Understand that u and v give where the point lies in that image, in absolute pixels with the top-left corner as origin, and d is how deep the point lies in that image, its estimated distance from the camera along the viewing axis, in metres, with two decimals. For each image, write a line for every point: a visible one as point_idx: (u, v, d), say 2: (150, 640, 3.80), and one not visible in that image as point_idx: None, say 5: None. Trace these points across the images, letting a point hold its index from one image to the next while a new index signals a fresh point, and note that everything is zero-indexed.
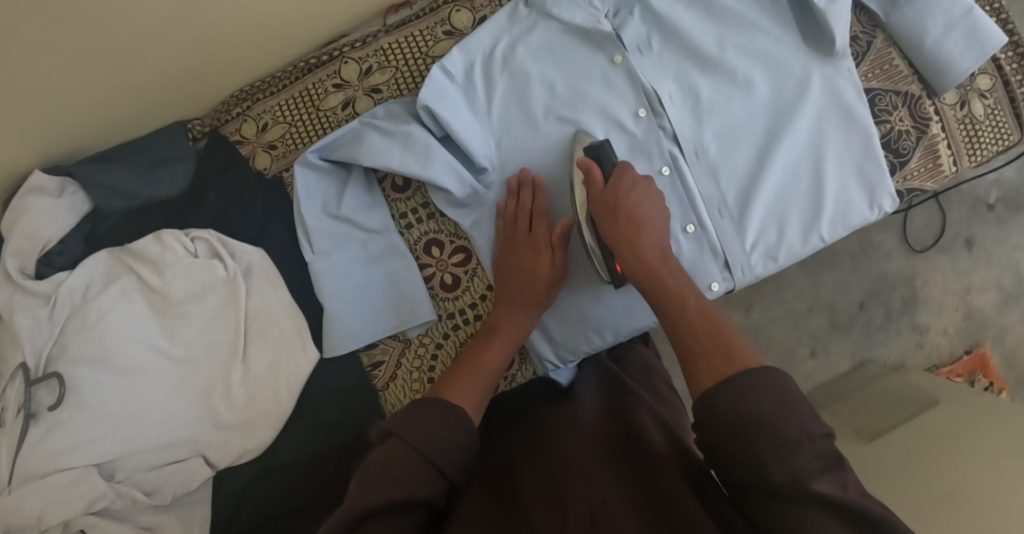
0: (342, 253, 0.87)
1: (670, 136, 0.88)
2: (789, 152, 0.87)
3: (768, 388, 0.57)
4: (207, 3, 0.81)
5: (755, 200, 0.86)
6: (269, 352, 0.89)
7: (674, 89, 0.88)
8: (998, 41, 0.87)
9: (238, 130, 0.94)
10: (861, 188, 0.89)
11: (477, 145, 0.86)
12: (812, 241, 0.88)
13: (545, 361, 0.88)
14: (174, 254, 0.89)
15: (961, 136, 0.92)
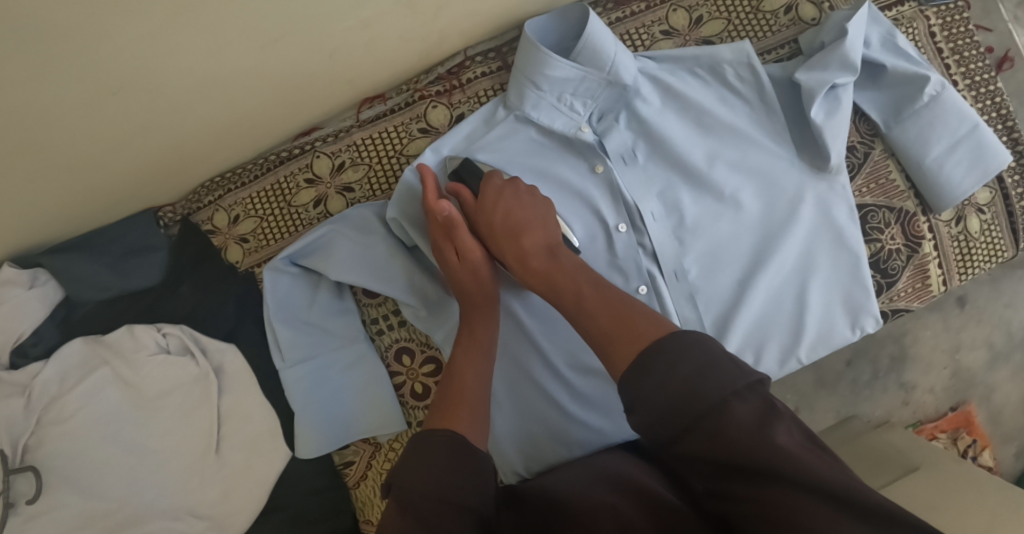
0: (313, 361, 0.86)
1: (649, 254, 0.85)
2: (774, 275, 0.85)
3: (673, 358, 0.56)
4: (175, 114, 0.77)
5: (733, 326, 0.84)
6: (242, 449, 0.91)
7: (658, 207, 0.85)
8: (1000, 163, 0.84)
9: (209, 219, 0.91)
10: (845, 312, 0.87)
11: None
12: (789, 364, 0.87)
13: (511, 473, 0.88)
14: (147, 350, 0.89)
15: (953, 254, 0.88)
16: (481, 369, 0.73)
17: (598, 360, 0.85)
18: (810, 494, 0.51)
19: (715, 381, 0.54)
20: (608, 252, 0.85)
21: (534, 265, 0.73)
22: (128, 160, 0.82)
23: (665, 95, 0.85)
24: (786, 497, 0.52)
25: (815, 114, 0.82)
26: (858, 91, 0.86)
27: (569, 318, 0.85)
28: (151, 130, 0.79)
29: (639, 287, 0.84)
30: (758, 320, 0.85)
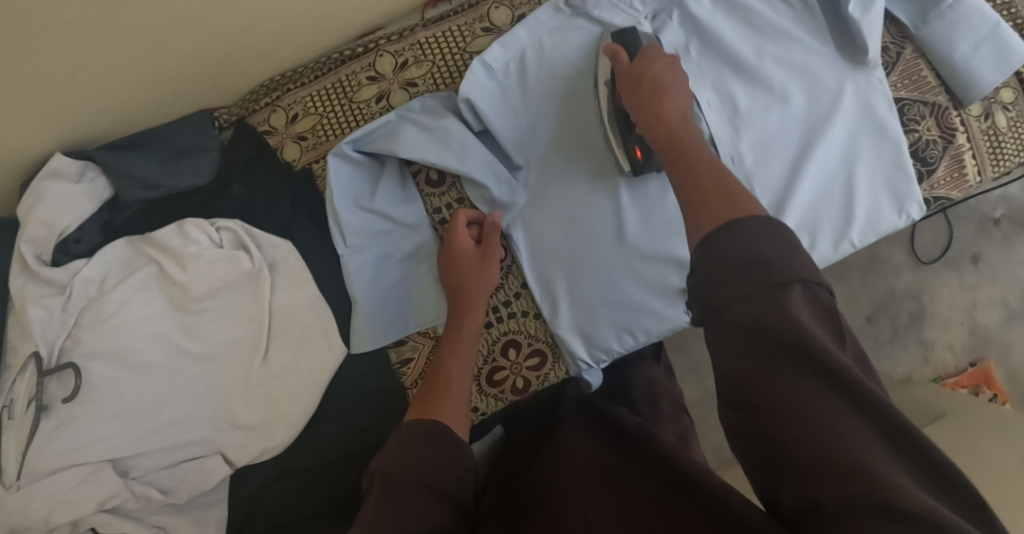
0: (375, 248, 0.86)
1: (706, 140, 0.87)
2: (823, 162, 0.87)
3: (750, 234, 0.50)
4: None
5: (788, 208, 0.86)
6: (292, 350, 0.87)
7: (711, 96, 0.87)
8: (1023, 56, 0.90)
9: (266, 120, 0.91)
10: (891, 199, 0.89)
11: (514, 142, 0.86)
12: (843, 247, 0.88)
13: (579, 361, 0.86)
14: (198, 245, 0.86)
15: (985, 147, 0.94)
16: (466, 364, 0.77)
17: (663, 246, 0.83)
18: (816, 384, 0.46)
19: (773, 286, 0.47)
20: None
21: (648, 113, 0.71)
22: (190, 49, 0.82)
23: None
24: (820, 377, 0.45)
25: (851, 10, 0.87)
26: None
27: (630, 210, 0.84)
28: (217, 15, 0.79)
29: None
30: (807, 206, 0.87)
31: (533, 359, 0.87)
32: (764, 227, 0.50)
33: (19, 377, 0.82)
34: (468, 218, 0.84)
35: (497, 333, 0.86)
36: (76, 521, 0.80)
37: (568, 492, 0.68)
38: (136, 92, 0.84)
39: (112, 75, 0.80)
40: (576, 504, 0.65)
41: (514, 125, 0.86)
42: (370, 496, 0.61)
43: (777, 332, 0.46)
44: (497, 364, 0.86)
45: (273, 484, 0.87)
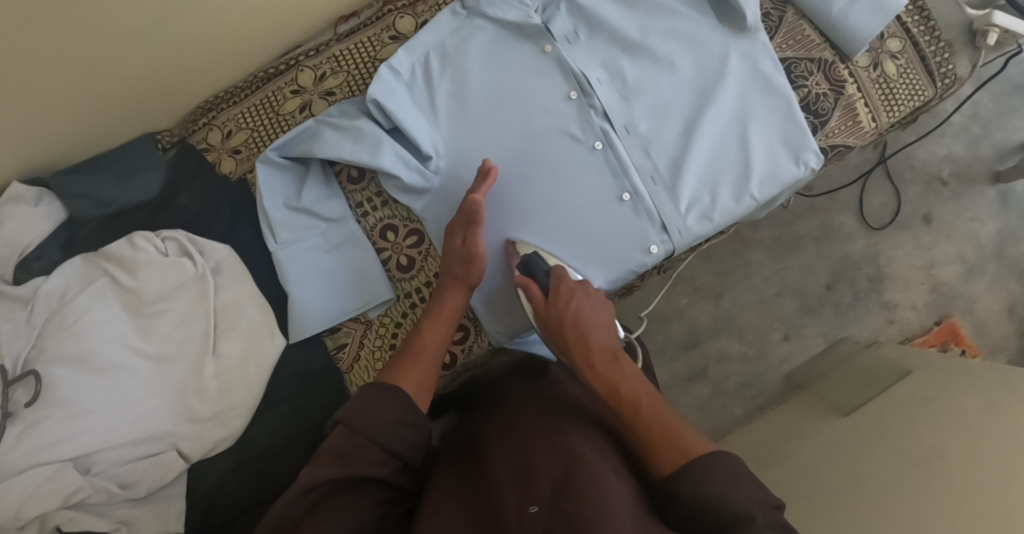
0: (304, 243, 0.93)
1: (601, 114, 0.93)
2: (716, 122, 0.93)
3: (710, 468, 0.62)
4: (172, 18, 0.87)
5: (685, 167, 0.91)
6: (239, 343, 0.94)
7: (602, 74, 0.94)
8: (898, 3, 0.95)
9: (204, 139, 1.00)
10: (788, 151, 0.94)
11: (423, 134, 0.92)
12: (744, 201, 0.92)
13: (498, 333, 0.92)
14: (146, 254, 0.94)
15: (877, 94, 0.98)
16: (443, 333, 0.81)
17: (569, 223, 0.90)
18: None
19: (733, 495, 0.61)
20: (563, 117, 0.93)
21: (579, 348, 0.76)
22: (125, 74, 0.91)
23: None
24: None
25: None
26: None
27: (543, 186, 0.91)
28: (145, 41, 0.88)
29: (595, 142, 0.91)
30: (706, 164, 0.92)
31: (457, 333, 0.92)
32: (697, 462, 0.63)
33: None
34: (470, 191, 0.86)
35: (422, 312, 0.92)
36: (44, 517, 0.85)
37: (557, 427, 0.72)
38: (85, 117, 0.94)
39: (60, 101, 0.90)
40: (547, 456, 0.67)
41: (424, 117, 0.94)
42: (333, 436, 0.67)
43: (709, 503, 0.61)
44: None
45: (230, 475, 0.92)
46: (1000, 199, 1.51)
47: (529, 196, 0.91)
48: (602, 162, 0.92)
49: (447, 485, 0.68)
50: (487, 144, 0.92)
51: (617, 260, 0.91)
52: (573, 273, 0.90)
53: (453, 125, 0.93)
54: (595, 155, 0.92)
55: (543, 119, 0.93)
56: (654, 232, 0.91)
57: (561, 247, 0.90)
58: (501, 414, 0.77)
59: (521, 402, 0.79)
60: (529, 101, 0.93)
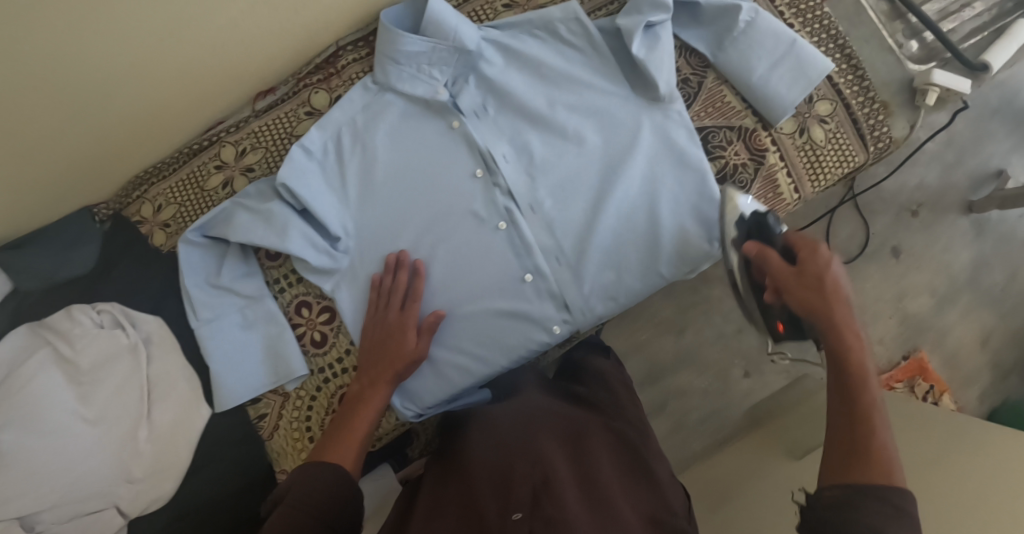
0: (223, 319, 0.96)
1: (506, 192, 0.93)
2: (623, 198, 0.92)
3: (899, 503, 0.60)
4: (98, 107, 0.91)
5: (589, 247, 0.91)
6: (171, 410, 0.99)
7: (508, 150, 0.93)
8: (823, 69, 0.93)
9: (138, 212, 1.05)
10: (700, 227, 0.92)
11: (332, 215, 0.94)
12: (651, 279, 0.92)
13: (407, 409, 0.92)
14: (83, 327, 1.00)
15: (801, 162, 0.95)
16: (376, 407, 0.83)
17: (472, 302, 0.92)
18: None
19: (890, 500, 0.60)
20: (468, 196, 0.93)
21: (834, 321, 0.70)
22: (58, 158, 0.95)
23: (505, 55, 0.95)
24: None
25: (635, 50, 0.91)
26: (685, 27, 0.97)
27: (446, 262, 0.93)
28: (69, 130, 0.92)
29: (498, 223, 0.92)
30: (613, 242, 0.92)
31: None
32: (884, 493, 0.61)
33: None
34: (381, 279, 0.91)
35: (334, 387, 0.96)
36: None
37: (541, 439, 0.76)
38: (27, 198, 0.98)
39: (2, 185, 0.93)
40: (527, 467, 0.71)
41: (335, 196, 0.96)
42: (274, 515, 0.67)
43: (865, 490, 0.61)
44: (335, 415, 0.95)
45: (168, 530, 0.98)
46: (975, 229, 1.52)
47: (433, 276, 0.93)
48: (506, 242, 0.92)
49: (432, 501, 0.73)
50: (396, 223, 0.95)
51: (520, 340, 0.92)
52: (475, 353, 0.92)
53: (364, 204, 0.95)
54: (501, 234, 0.92)
55: (450, 197, 0.94)
56: (558, 312, 0.91)
57: (462, 328, 0.92)
58: (479, 424, 0.83)
59: (501, 417, 0.83)
60: (437, 179, 0.94)
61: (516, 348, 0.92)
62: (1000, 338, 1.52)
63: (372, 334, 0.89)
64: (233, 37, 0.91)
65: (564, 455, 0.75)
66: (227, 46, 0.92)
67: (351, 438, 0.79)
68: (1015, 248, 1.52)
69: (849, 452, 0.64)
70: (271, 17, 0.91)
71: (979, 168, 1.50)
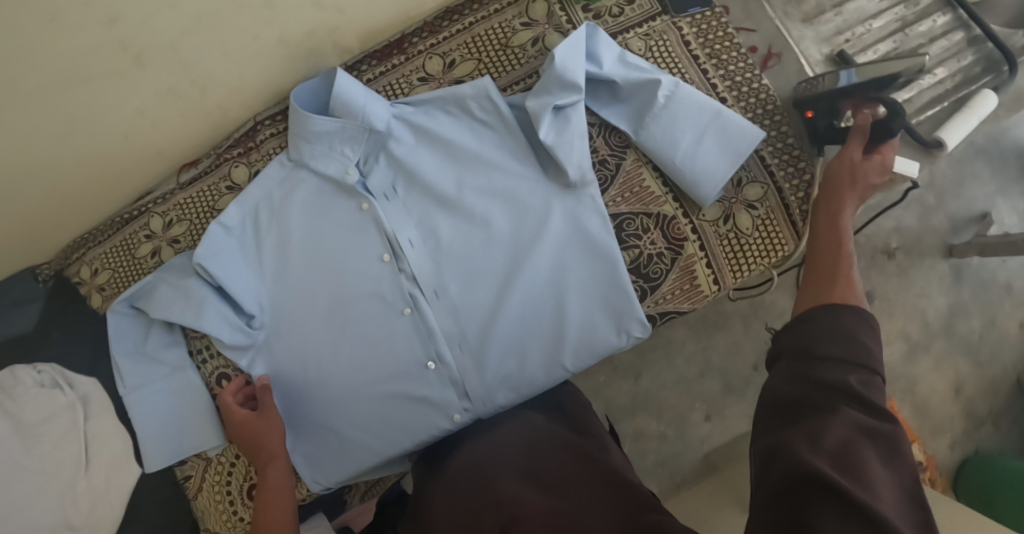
0: (148, 387, 1.01)
1: (412, 277, 0.94)
2: (527, 287, 0.91)
3: (855, 357, 0.65)
4: (33, 172, 0.96)
5: (490, 338, 0.92)
6: (106, 468, 1.04)
7: (415, 234, 0.93)
8: (754, 135, 0.88)
9: (77, 273, 1.10)
10: (608, 318, 0.91)
11: (246, 294, 0.95)
12: (554, 370, 0.93)
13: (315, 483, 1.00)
14: (24, 384, 1.04)
15: (723, 252, 0.92)
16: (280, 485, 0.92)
17: (378, 385, 0.95)
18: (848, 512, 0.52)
19: (846, 348, 0.66)
20: (374, 279, 0.94)
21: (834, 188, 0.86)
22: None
23: (416, 133, 0.94)
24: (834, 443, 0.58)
25: (543, 135, 0.87)
26: (603, 104, 0.92)
27: (353, 344, 0.95)
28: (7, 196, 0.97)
29: (403, 309, 0.93)
30: (518, 331, 0.92)
31: None
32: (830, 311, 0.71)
33: None
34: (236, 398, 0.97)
35: None
36: None
37: (501, 479, 0.79)
38: None
39: None
40: (492, 506, 0.74)
41: (247, 275, 0.97)
42: None
43: (841, 338, 0.67)
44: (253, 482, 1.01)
45: None
46: (953, 273, 1.49)
47: (340, 360, 0.95)
48: (411, 327, 0.94)
49: None
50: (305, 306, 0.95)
51: (425, 423, 0.95)
52: (379, 435, 0.96)
53: (275, 284, 0.96)
54: (407, 318, 0.94)
55: (359, 280, 0.94)
56: (467, 394, 0.94)
57: (369, 410, 0.95)
58: (442, 478, 0.87)
59: (460, 469, 0.86)
60: (342, 263, 0.95)
61: (421, 431, 0.95)
62: (974, 387, 1.48)
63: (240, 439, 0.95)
64: (142, 118, 0.95)
65: (524, 484, 0.77)
66: (137, 127, 0.96)
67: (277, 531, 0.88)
68: (993, 293, 1.49)
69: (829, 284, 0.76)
70: (181, 102, 0.95)
71: (963, 210, 1.48)
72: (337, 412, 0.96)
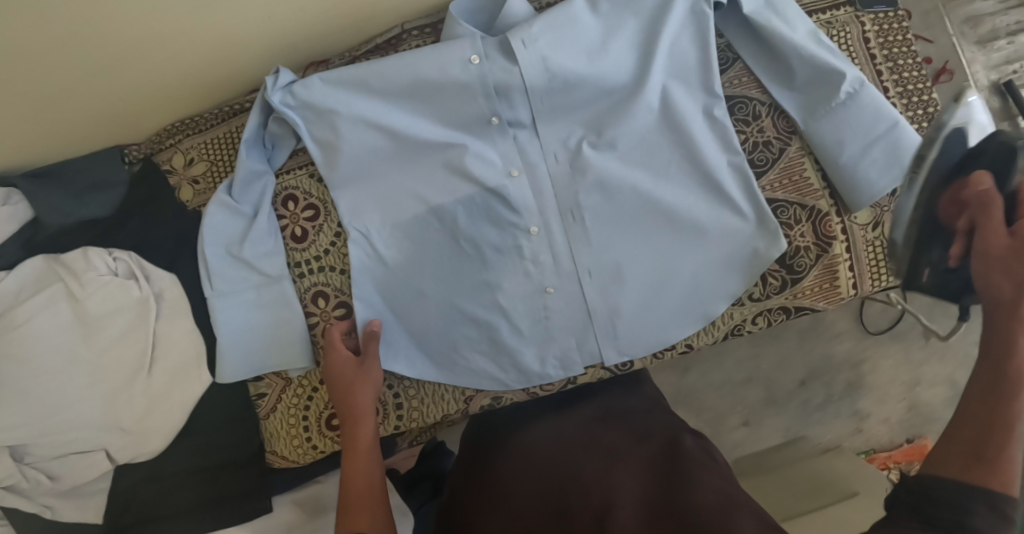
0: (237, 293, 0.93)
1: (545, 182, 0.88)
2: (665, 215, 0.88)
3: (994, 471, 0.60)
4: (165, 46, 0.88)
5: (622, 272, 0.87)
6: (168, 373, 0.98)
7: (558, 147, 0.88)
8: (919, 158, 0.87)
9: (169, 160, 1.00)
10: (744, 255, 0.88)
11: (348, 172, 0.89)
12: (686, 314, 0.88)
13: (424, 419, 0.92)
14: (95, 271, 0.97)
15: (867, 259, 0.91)
16: (368, 465, 0.79)
17: (485, 311, 0.88)
18: None
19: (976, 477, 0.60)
20: (502, 196, 0.88)
21: (1002, 291, 0.68)
22: (111, 90, 0.93)
23: None
24: None
25: (678, 59, 0.88)
26: (773, 85, 0.90)
27: (461, 260, 0.88)
28: (124, 61, 0.89)
29: (531, 226, 0.87)
30: (613, 224, 0.88)
31: None
32: (990, 468, 0.61)
33: None
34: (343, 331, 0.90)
35: None
36: None
37: (587, 460, 0.79)
38: (75, 123, 0.96)
39: (55, 108, 0.93)
40: (578, 488, 0.74)
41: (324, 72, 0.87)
42: None
43: (949, 482, 0.61)
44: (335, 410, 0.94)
45: (144, 483, 1.00)
46: None
47: (414, 189, 0.89)
48: (539, 247, 0.87)
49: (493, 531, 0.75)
50: (338, 78, 0.85)
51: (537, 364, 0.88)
52: (496, 364, 0.88)
53: (350, 81, 0.85)
54: (493, 149, 0.88)
55: (460, 104, 0.86)
56: (547, 273, 0.87)
57: (431, 176, 0.89)
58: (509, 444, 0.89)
59: (532, 442, 0.87)
60: (415, 76, 0.84)
61: (463, 295, 0.88)
62: None
63: (331, 390, 0.86)
64: (286, 3, 0.87)
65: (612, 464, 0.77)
66: (279, 14, 0.88)
67: (363, 501, 0.75)
68: None
69: (980, 431, 0.63)
70: None
71: None
72: (436, 335, 0.89)
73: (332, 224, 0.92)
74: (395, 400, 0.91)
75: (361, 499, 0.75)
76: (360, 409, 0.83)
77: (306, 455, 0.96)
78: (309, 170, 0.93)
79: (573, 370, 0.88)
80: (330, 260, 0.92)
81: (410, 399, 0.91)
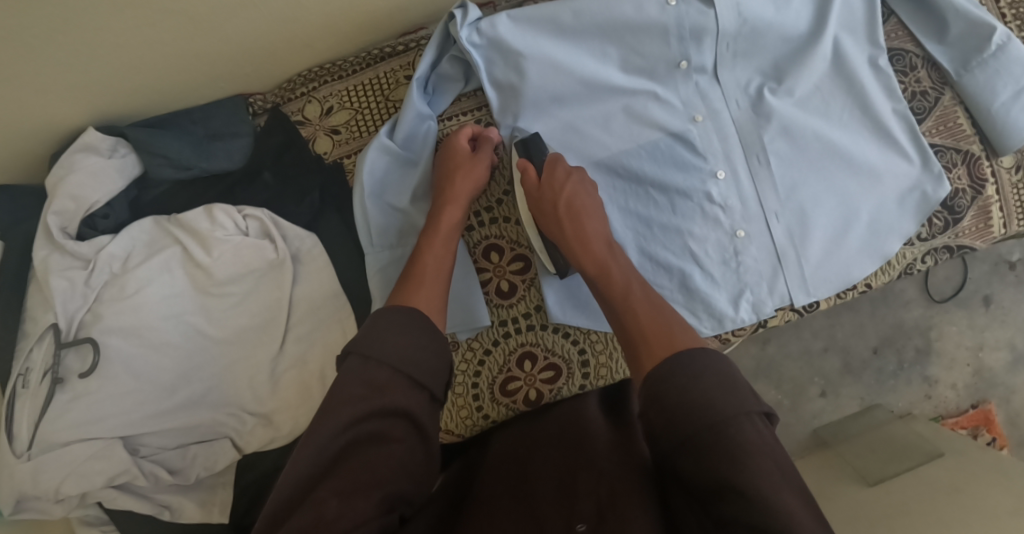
0: (398, 248, 0.85)
1: (729, 127, 0.87)
2: (842, 160, 0.88)
3: (694, 383, 0.57)
4: None
5: (806, 216, 0.88)
6: (305, 343, 0.89)
7: (739, 93, 0.87)
8: None
9: (300, 110, 0.91)
10: (914, 201, 0.89)
11: (527, 116, 0.86)
12: (863, 256, 0.89)
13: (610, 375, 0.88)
14: (224, 230, 0.87)
15: (1015, 200, 0.94)
16: (442, 258, 0.75)
17: (679, 257, 0.87)
18: None
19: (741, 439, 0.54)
20: (687, 142, 0.86)
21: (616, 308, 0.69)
22: (248, 37, 0.83)
23: None
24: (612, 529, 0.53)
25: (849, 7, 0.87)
26: (927, 38, 0.92)
27: (649, 205, 0.87)
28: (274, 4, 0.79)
29: (718, 171, 0.86)
30: (798, 168, 0.87)
31: (547, 372, 0.86)
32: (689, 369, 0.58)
33: (36, 346, 0.82)
34: (471, 133, 0.86)
35: (514, 344, 0.87)
36: (84, 493, 0.82)
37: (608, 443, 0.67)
38: (193, 74, 0.85)
39: (178, 56, 0.81)
40: (588, 473, 0.62)
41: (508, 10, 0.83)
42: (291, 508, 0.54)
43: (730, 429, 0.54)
44: (512, 374, 0.86)
45: (275, 472, 0.88)
46: None
47: (597, 134, 0.86)
48: (725, 193, 0.87)
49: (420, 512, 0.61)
50: (527, 16, 0.81)
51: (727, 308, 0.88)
52: (688, 307, 0.88)
53: (543, 19, 0.81)
54: (676, 95, 0.86)
55: (651, 46, 0.83)
56: (737, 217, 0.87)
57: (611, 121, 0.86)
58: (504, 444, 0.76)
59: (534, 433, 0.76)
60: (610, 14, 0.81)
61: (655, 242, 0.87)
62: None
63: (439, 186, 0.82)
64: None
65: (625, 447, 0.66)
66: None
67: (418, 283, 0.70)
68: None
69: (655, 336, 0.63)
70: None
71: None
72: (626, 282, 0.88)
73: (505, 173, 0.89)
74: (581, 356, 0.87)
75: (418, 281, 0.71)
76: (442, 225, 0.78)
77: (474, 427, 0.86)
78: (473, 117, 0.89)
79: (765, 312, 0.89)
80: (503, 210, 0.88)
81: (598, 355, 0.87)
